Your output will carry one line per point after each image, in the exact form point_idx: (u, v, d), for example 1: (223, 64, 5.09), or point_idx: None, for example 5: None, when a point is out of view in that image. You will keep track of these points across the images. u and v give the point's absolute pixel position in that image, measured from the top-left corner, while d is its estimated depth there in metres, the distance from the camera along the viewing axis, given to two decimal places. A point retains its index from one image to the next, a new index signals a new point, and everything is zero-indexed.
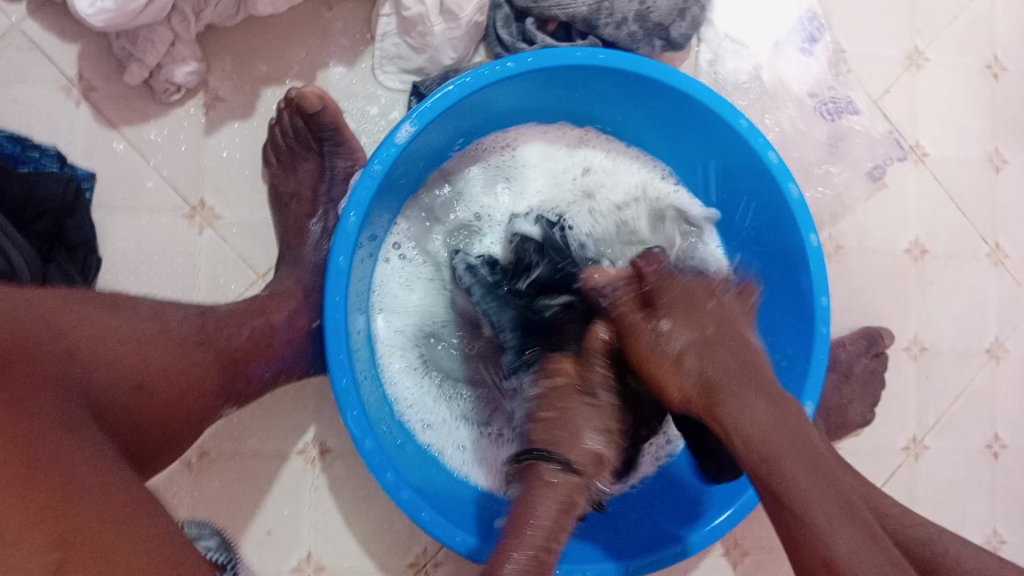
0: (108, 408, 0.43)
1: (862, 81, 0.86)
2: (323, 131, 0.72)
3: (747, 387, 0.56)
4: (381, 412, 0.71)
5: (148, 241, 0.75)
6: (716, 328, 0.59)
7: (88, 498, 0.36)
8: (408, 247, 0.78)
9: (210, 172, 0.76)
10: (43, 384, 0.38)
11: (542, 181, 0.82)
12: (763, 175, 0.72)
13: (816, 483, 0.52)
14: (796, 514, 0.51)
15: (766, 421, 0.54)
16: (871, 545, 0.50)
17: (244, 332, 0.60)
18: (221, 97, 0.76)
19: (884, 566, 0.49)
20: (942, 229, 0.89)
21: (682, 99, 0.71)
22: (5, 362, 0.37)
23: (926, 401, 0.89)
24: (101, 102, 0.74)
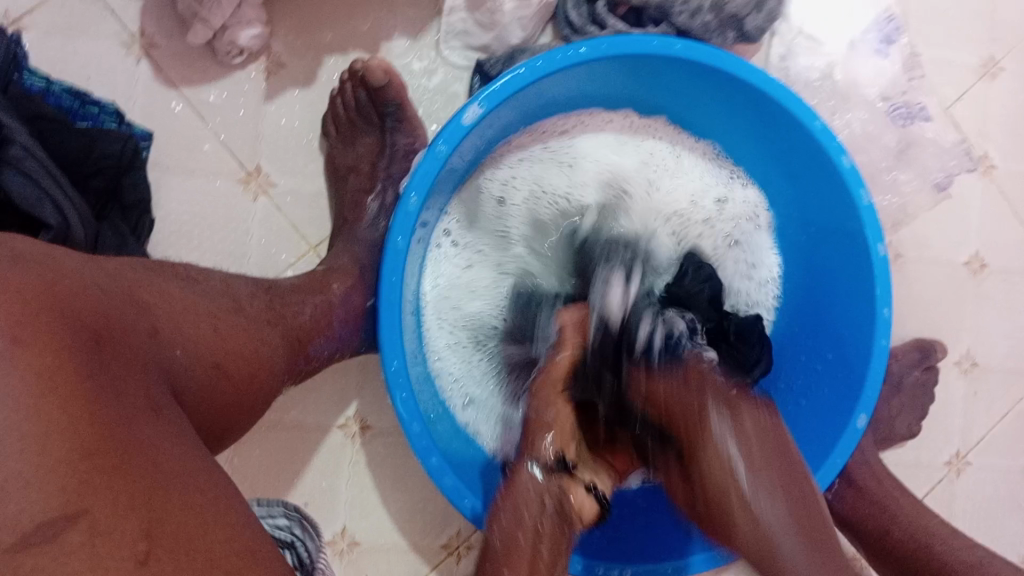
0: (188, 388, 0.42)
1: (935, 88, 0.85)
2: (386, 107, 0.70)
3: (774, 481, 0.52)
4: (427, 393, 0.69)
5: (201, 204, 0.73)
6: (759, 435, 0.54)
7: (176, 486, 0.35)
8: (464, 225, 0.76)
9: (267, 139, 0.74)
10: (129, 366, 0.37)
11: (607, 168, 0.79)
12: (834, 179, 0.68)
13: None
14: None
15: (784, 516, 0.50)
16: None
17: (306, 311, 0.59)
18: (283, 62, 0.74)
19: None
20: (1003, 244, 0.88)
21: (755, 95, 0.68)
22: (97, 340, 0.36)
23: (972, 417, 0.88)
24: (163, 60, 0.73)
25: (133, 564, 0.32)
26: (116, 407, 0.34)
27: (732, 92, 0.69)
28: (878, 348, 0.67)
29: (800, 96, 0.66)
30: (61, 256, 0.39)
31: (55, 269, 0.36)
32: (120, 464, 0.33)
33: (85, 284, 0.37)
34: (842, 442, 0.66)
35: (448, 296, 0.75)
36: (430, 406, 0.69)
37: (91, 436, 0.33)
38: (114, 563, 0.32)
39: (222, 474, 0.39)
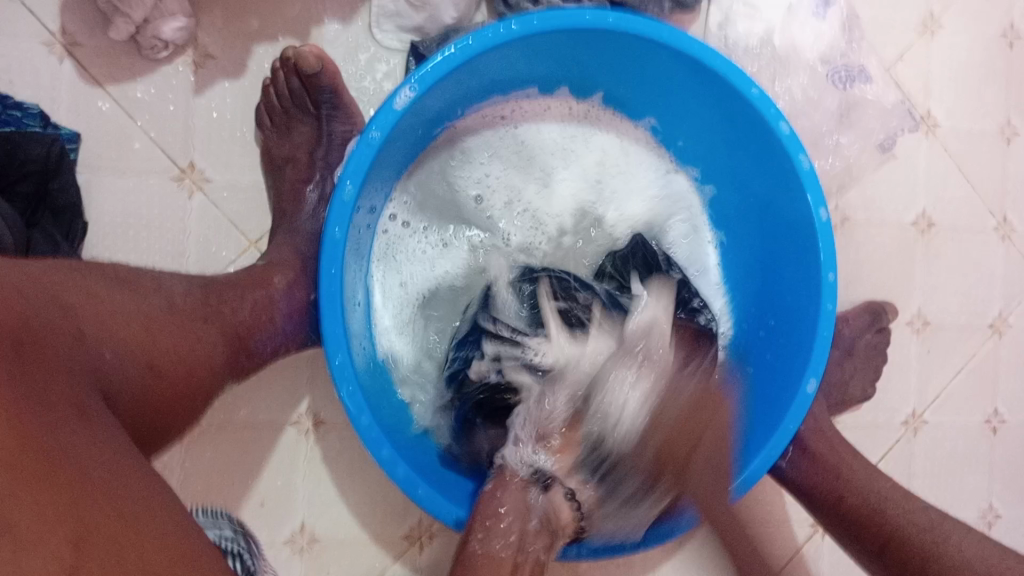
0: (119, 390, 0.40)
1: (876, 49, 0.84)
2: (321, 94, 0.68)
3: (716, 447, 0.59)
4: (375, 381, 0.69)
5: (135, 204, 0.71)
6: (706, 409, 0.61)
7: (105, 493, 0.34)
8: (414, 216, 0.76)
9: (200, 133, 0.72)
10: (53, 369, 0.35)
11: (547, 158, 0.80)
12: (773, 145, 0.68)
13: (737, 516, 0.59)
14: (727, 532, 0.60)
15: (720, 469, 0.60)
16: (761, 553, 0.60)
17: (244, 308, 0.57)
18: (211, 55, 0.72)
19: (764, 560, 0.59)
20: (947, 202, 0.88)
21: (692, 66, 0.67)
22: (17, 343, 0.34)
23: (927, 375, 0.88)
24: (86, 58, 0.70)
25: (63, 571, 0.31)
26: (40, 411, 0.33)
27: (669, 63, 0.68)
28: (824, 312, 0.67)
29: (736, 63, 0.66)
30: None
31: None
32: (45, 469, 0.32)
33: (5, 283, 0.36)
34: (793, 410, 0.67)
35: (401, 284, 0.75)
36: (377, 395, 0.67)
37: (16, 442, 0.31)
38: (41, 571, 0.30)
39: (155, 479, 0.37)
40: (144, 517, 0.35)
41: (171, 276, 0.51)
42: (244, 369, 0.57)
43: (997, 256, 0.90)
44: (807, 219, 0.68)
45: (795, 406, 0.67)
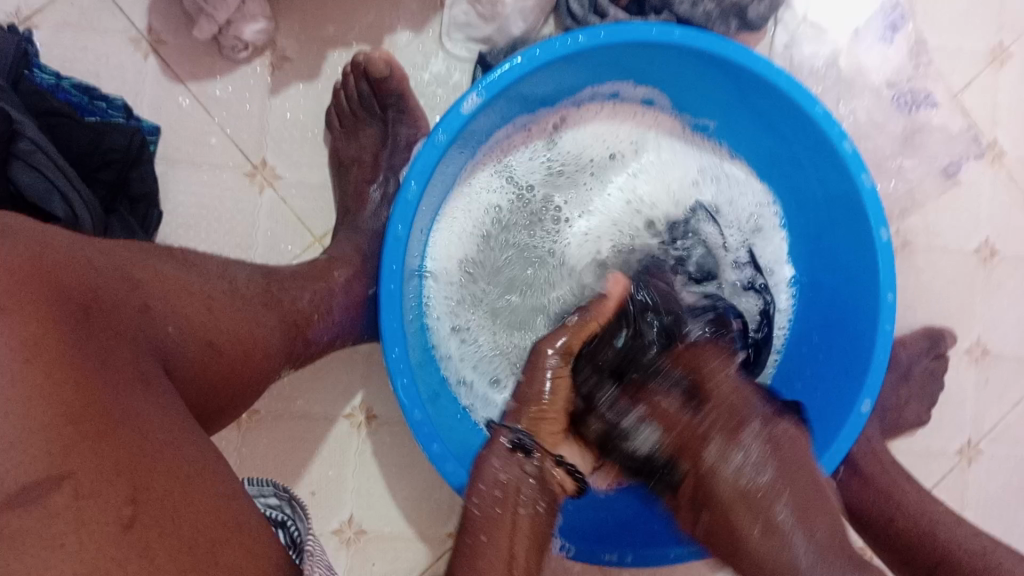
0: (180, 365, 0.43)
1: (944, 74, 0.84)
2: (388, 97, 0.71)
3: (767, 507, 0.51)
4: (426, 365, 0.71)
5: (209, 196, 0.75)
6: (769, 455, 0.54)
7: (160, 456, 0.36)
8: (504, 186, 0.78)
9: (272, 132, 0.75)
10: (115, 340, 0.38)
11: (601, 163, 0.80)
12: (836, 165, 0.68)
13: None
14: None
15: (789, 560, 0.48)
16: None
17: (305, 296, 0.60)
18: (287, 57, 0.75)
19: None
20: (1014, 231, 0.87)
21: (756, 82, 0.68)
22: (84, 311, 0.37)
23: (983, 406, 0.87)
24: (169, 56, 0.74)
25: (116, 527, 0.33)
26: (102, 375, 0.36)
27: (733, 79, 0.69)
28: (881, 335, 0.67)
29: (800, 82, 0.66)
30: (55, 233, 0.40)
31: (47, 245, 0.37)
32: (105, 431, 0.34)
33: (77, 259, 0.39)
34: (845, 430, 0.66)
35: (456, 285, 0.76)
36: (428, 384, 0.70)
37: (82, 407, 0.34)
38: (97, 527, 0.33)
39: (211, 447, 0.40)
40: (198, 480, 0.38)
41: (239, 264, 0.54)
42: (303, 355, 0.60)
43: None
44: (868, 239, 0.68)
45: (848, 428, 0.66)
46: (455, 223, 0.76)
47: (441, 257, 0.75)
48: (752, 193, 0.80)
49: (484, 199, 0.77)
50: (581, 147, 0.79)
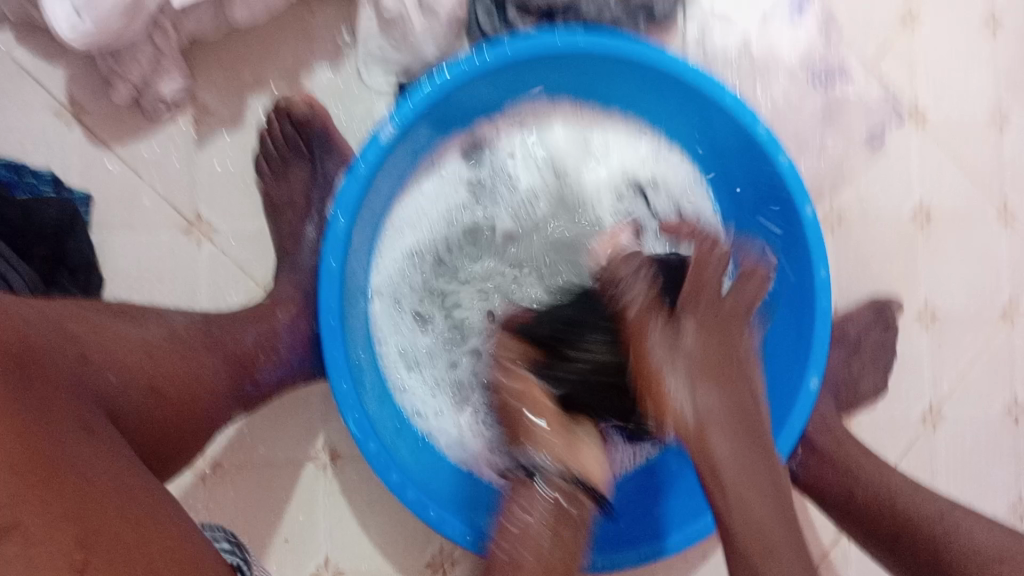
0: (126, 412, 0.43)
1: (857, 49, 0.87)
2: (312, 135, 0.72)
3: (736, 425, 0.55)
4: (377, 397, 0.71)
5: (147, 258, 0.75)
6: (726, 388, 0.56)
7: (109, 500, 0.36)
8: (437, 204, 0.78)
9: (202, 185, 0.75)
10: (54, 391, 0.38)
11: (518, 166, 0.81)
12: (754, 147, 0.70)
13: (749, 494, 0.54)
14: (727, 527, 0.54)
15: (729, 457, 0.54)
16: (777, 520, 0.54)
17: (247, 338, 0.60)
18: (210, 109, 0.75)
19: (769, 508, 0.54)
20: (945, 192, 0.89)
21: (668, 78, 0.69)
22: (20, 365, 0.37)
23: (940, 368, 0.88)
24: (92, 123, 0.74)
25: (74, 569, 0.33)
26: (43, 423, 0.35)
27: (646, 77, 0.71)
28: (821, 306, 0.68)
29: (708, 72, 0.68)
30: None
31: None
32: (51, 477, 0.34)
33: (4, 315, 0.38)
34: (798, 405, 0.67)
35: (403, 313, 0.77)
36: (381, 417, 0.69)
37: (24, 455, 0.34)
38: (50, 573, 0.33)
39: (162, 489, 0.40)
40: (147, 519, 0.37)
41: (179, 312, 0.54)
42: (253, 395, 0.60)
43: (1002, 245, 0.90)
44: (796, 216, 0.69)
45: (800, 402, 0.67)
46: (392, 248, 0.77)
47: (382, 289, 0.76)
48: (678, 166, 0.81)
49: (416, 224, 0.78)
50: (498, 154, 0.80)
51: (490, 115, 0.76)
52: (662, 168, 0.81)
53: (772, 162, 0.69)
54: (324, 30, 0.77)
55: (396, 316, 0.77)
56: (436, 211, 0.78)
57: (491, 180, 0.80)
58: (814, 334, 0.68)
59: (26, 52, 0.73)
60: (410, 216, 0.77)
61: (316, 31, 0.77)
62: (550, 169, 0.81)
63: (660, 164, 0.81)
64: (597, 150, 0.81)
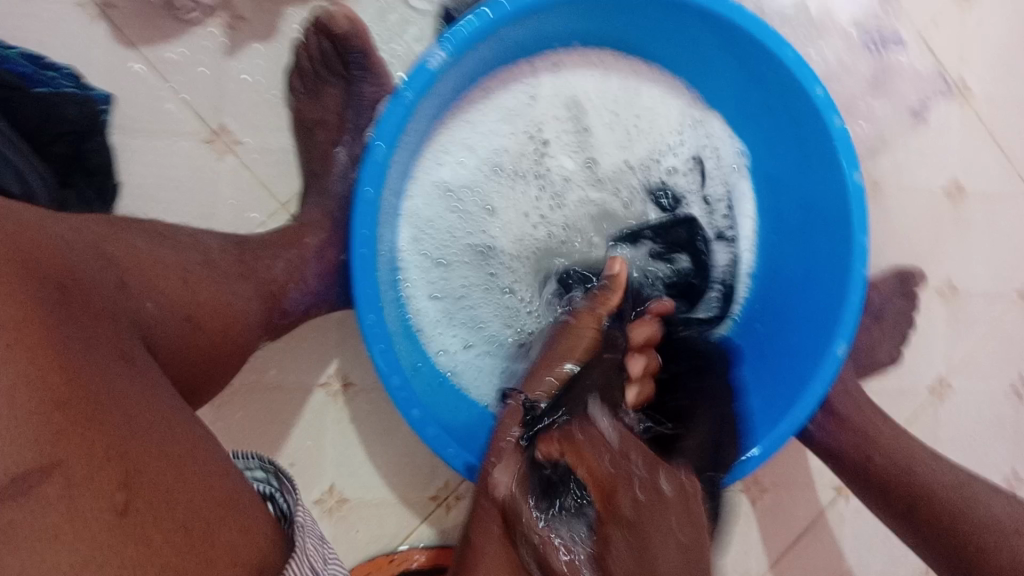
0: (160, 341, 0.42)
1: (910, 13, 0.83)
2: (350, 54, 0.69)
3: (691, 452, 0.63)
4: (398, 327, 0.69)
5: (165, 167, 0.72)
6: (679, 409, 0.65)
7: (147, 436, 0.36)
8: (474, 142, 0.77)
9: (230, 95, 0.72)
10: (97, 316, 0.38)
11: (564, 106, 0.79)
12: (810, 113, 0.68)
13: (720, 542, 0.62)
14: None
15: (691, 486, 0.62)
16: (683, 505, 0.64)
17: (275, 266, 0.58)
18: (242, 16, 0.72)
19: None
20: (980, 169, 0.88)
21: (726, 30, 0.67)
22: (68, 297, 0.37)
23: (954, 343, 0.89)
24: (119, 20, 0.70)
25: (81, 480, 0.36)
26: (90, 356, 0.36)
27: (700, 25, 0.69)
28: (857, 272, 0.67)
29: (773, 29, 0.66)
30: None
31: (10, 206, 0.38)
32: (84, 409, 0.34)
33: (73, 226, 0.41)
34: (822, 370, 0.67)
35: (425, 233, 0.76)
36: (404, 350, 0.69)
37: (64, 390, 0.34)
38: (94, 514, 0.32)
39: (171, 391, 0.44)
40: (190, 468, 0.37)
41: (212, 246, 0.50)
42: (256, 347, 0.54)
43: None
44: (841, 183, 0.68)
45: (824, 369, 0.67)
46: (427, 170, 0.75)
47: (415, 209, 0.75)
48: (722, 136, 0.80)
49: (456, 151, 0.77)
50: (548, 93, 0.79)
51: (546, 46, 0.75)
52: (707, 136, 0.80)
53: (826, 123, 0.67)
54: None
55: (422, 236, 0.76)
56: (478, 140, 0.77)
57: (537, 114, 0.79)
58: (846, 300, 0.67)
59: None
60: (454, 142, 0.76)
61: None
62: (599, 115, 0.80)
63: (707, 133, 0.80)
64: (644, 105, 0.80)
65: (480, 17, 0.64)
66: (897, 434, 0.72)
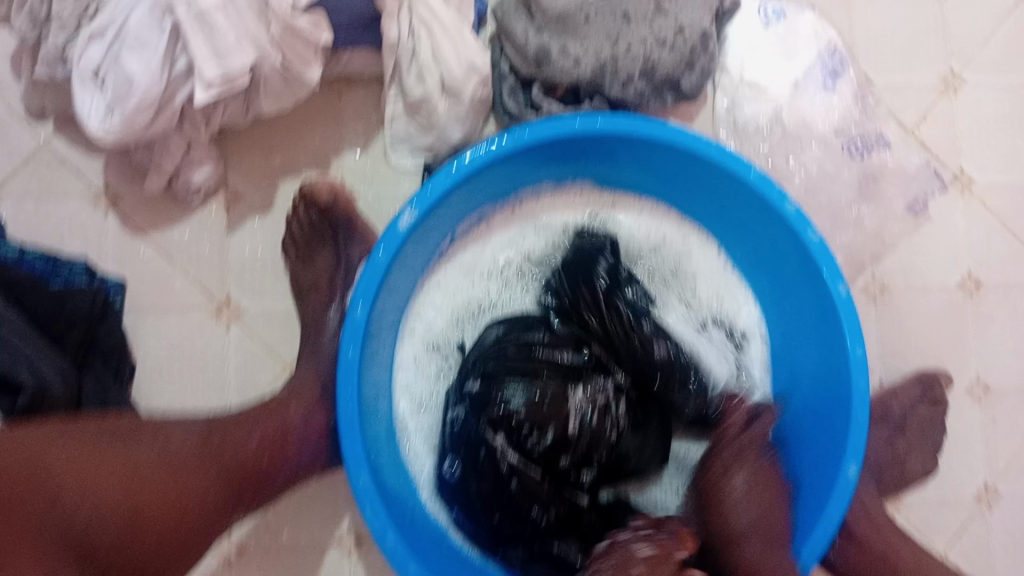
0: (153, 517, 0.53)
1: (894, 111, 0.84)
2: (338, 221, 0.74)
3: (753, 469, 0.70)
4: (392, 477, 0.71)
5: (178, 341, 0.77)
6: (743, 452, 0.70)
7: None
8: (436, 333, 0.80)
9: (233, 268, 0.77)
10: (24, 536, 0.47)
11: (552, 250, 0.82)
12: (781, 224, 0.72)
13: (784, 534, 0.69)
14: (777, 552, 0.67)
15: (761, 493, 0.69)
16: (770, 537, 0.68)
17: (250, 445, 0.61)
18: (240, 194, 0.78)
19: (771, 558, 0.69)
20: (996, 261, 0.86)
21: (692, 157, 0.72)
22: None
23: (993, 444, 0.85)
24: (128, 210, 0.77)
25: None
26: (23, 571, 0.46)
27: (664, 156, 0.73)
28: (856, 387, 0.69)
29: (730, 151, 0.70)
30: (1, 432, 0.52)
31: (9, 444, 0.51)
32: None
33: (20, 445, 0.51)
34: (836, 495, 0.68)
35: (422, 392, 0.79)
36: (400, 501, 0.70)
37: None
38: None
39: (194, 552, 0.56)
40: None
41: (171, 440, 0.56)
42: (226, 528, 0.59)
43: None
44: (827, 295, 0.71)
45: (837, 491, 0.68)
46: (417, 325, 0.79)
47: (409, 365, 0.79)
48: (705, 254, 0.82)
49: (448, 301, 0.80)
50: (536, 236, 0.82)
51: (527, 194, 0.80)
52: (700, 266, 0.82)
53: (802, 239, 0.71)
54: (351, 113, 0.79)
55: (422, 391, 0.79)
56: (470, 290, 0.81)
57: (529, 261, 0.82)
58: (852, 419, 0.69)
59: (66, 142, 0.76)
60: (446, 294, 0.81)
61: (344, 114, 0.79)
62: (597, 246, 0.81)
63: (699, 262, 0.82)
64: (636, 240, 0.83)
65: (450, 176, 0.69)
66: (916, 554, 0.72)
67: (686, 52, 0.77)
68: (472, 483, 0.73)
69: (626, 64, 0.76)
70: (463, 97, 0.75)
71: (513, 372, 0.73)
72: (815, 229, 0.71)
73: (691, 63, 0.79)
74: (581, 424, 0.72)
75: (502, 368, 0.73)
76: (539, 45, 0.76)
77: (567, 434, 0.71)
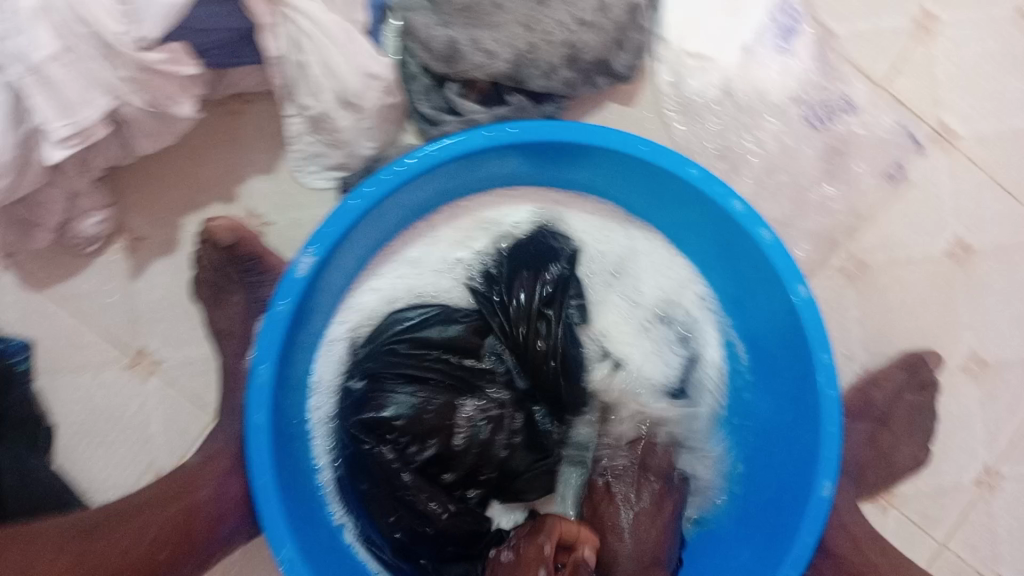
0: None
1: (860, 65, 0.74)
2: (244, 262, 0.68)
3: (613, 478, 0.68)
4: (320, 531, 0.64)
5: (94, 401, 0.72)
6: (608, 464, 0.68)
7: None
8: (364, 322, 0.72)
9: (143, 317, 0.72)
10: None
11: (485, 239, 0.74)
12: (730, 223, 0.64)
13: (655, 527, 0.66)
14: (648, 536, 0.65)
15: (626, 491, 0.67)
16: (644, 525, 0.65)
17: (140, 543, 0.56)
18: (142, 236, 0.72)
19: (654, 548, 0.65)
20: (989, 222, 0.76)
21: (623, 156, 0.63)
22: None
23: (996, 425, 0.77)
24: (25, 267, 0.71)
25: None
26: None
27: (593, 156, 0.65)
28: (825, 398, 0.61)
29: (665, 148, 0.62)
30: None
31: None
32: None
33: None
34: (809, 515, 0.60)
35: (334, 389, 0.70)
36: (335, 559, 0.64)
37: None
38: None
39: None
40: None
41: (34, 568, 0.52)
42: None
43: None
44: (788, 298, 0.62)
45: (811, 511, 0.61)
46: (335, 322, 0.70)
47: (323, 365, 0.70)
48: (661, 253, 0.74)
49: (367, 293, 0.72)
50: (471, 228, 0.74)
51: (455, 196, 0.71)
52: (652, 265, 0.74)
53: (754, 237, 0.62)
54: (252, 134, 0.73)
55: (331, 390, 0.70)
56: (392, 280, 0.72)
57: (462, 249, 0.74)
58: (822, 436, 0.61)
59: None
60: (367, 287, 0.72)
61: (244, 136, 0.72)
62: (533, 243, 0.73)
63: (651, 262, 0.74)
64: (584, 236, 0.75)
65: (350, 209, 0.60)
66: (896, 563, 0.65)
67: (614, 30, 0.69)
68: (365, 485, 0.67)
69: (546, 52, 0.67)
70: (365, 108, 0.67)
71: (399, 374, 0.66)
72: (770, 224, 0.63)
73: (621, 42, 0.70)
74: (470, 438, 0.67)
75: (388, 370, 0.67)
76: (447, 41, 0.66)
77: (452, 446, 0.66)
